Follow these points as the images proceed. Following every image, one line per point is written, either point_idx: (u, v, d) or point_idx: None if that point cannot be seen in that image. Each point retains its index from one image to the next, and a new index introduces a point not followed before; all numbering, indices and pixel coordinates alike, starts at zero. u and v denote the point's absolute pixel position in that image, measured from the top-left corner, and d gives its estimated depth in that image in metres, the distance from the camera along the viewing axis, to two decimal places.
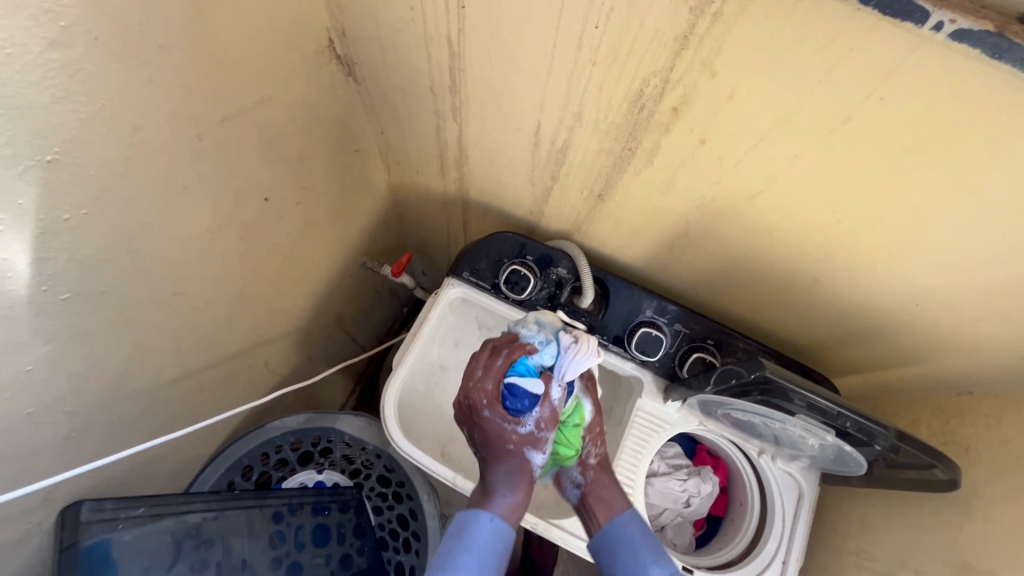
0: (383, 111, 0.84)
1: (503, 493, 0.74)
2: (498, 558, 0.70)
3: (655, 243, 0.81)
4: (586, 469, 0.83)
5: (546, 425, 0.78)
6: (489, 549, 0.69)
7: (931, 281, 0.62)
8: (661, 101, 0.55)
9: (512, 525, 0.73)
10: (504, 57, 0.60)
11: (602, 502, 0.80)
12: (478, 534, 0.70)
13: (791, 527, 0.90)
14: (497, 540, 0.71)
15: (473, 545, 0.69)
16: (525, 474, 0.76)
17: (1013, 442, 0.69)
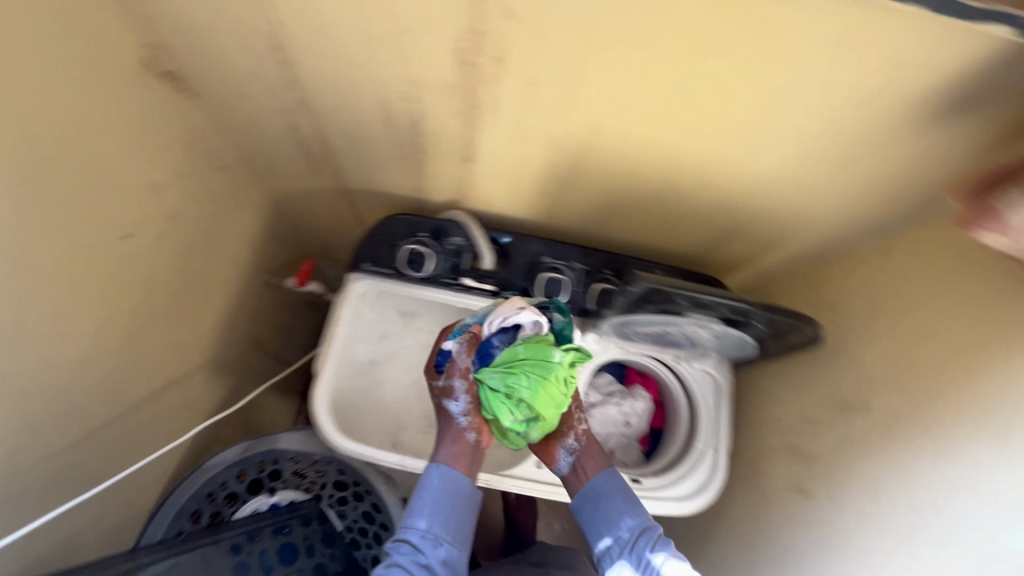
0: (232, 120, 0.81)
1: (449, 444, 0.80)
2: (453, 499, 0.75)
3: (532, 190, 0.85)
4: (578, 434, 0.85)
5: (456, 373, 0.82)
6: (439, 492, 0.75)
7: (763, 168, 0.69)
8: (483, 53, 0.57)
9: (456, 470, 0.77)
10: (327, 42, 0.60)
11: (591, 458, 0.83)
12: (429, 480, 0.76)
13: (716, 417, 0.99)
14: (446, 484, 0.75)
15: (424, 490, 0.75)
16: (456, 426, 0.81)
17: (862, 289, 0.79)
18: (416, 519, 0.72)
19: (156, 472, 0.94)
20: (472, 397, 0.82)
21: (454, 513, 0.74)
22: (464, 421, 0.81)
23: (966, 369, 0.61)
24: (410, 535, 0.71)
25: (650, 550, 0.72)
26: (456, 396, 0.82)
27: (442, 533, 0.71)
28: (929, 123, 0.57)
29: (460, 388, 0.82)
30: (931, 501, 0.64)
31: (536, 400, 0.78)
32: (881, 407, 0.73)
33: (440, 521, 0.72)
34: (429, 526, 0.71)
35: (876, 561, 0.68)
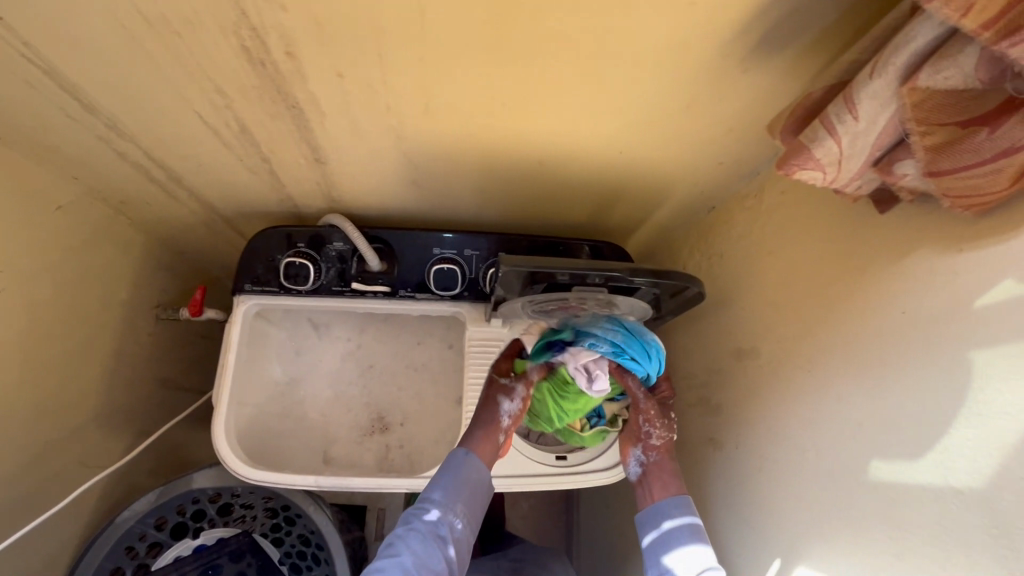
0: (53, 157, 0.74)
1: (484, 429, 0.79)
2: (473, 489, 0.74)
3: (400, 182, 0.80)
4: (648, 451, 0.80)
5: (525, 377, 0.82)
6: (465, 474, 0.74)
7: (614, 128, 0.66)
8: (270, 50, 0.52)
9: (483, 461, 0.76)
10: (104, 60, 0.54)
11: (658, 483, 0.77)
12: (455, 459, 0.76)
13: None
14: (472, 468, 0.75)
15: (450, 465, 0.75)
16: (498, 421, 0.80)
17: (744, 234, 0.78)
18: (437, 490, 0.72)
19: (61, 536, 0.88)
20: (523, 402, 0.81)
21: (473, 495, 0.74)
22: (506, 423, 0.80)
23: (827, 302, 0.60)
24: (429, 505, 0.71)
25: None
26: (513, 397, 0.81)
27: (460, 510, 0.72)
28: (749, 59, 0.54)
29: (519, 392, 0.82)
30: (796, 440, 0.63)
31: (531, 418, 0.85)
32: (764, 351, 0.71)
33: (461, 500, 0.72)
34: (449, 499, 0.72)
35: (763, 507, 0.68)
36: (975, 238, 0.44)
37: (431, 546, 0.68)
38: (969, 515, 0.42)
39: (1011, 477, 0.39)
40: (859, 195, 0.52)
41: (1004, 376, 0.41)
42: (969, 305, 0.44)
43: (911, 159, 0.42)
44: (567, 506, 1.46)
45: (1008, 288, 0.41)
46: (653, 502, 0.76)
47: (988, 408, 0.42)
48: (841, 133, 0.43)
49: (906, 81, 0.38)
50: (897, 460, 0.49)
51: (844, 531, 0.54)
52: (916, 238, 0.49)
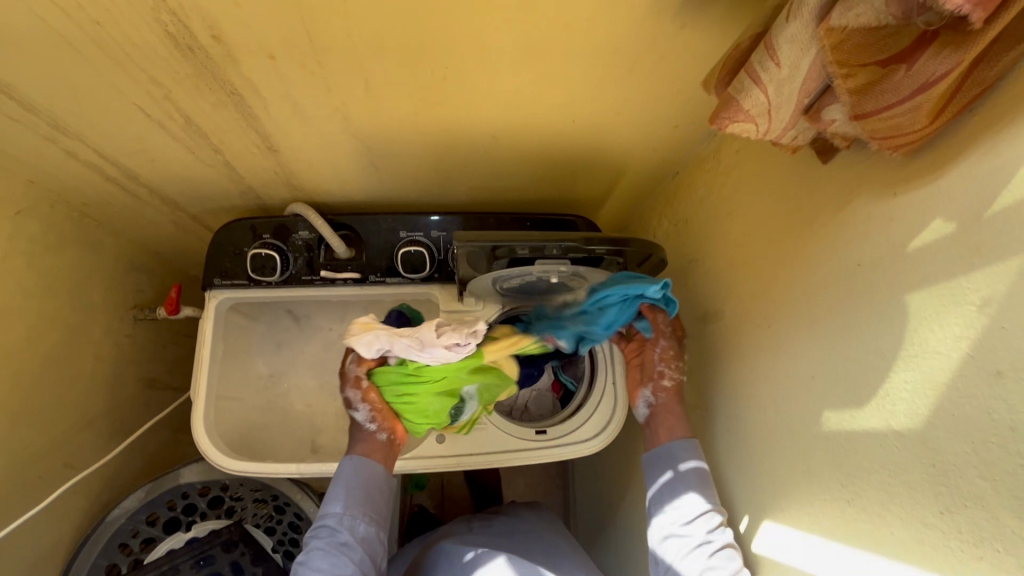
0: (4, 160, 0.74)
1: (363, 441, 0.83)
2: (366, 487, 0.79)
3: (357, 166, 0.80)
4: (658, 390, 0.77)
5: (352, 384, 0.81)
6: (355, 481, 0.79)
7: (561, 97, 0.66)
8: (195, 34, 0.52)
9: (370, 460, 0.81)
10: (32, 56, 0.54)
11: (667, 424, 0.75)
12: (343, 469, 0.80)
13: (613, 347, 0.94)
14: (360, 472, 0.80)
15: (340, 477, 0.80)
16: (364, 430, 0.83)
17: (705, 196, 0.78)
18: (333, 503, 0.78)
19: (50, 537, 0.89)
20: (370, 404, 0.81)
21: (370, 495, 0.79)
22: (371, 426, 0.82)
23: (781, 257, 0.60)
24: (328, 519, 0.77)
25: (707, 530, 0.64)
26: (355, 407, 0.81)
27: (359, 513, 0.78)
28: (684, 15, 0.53)
29: (355, 398, 0.81)
30: (757, 399, 0.64)
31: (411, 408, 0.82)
32: (727, 313, 0.71)
33: (357, 504, 0.78)
34: (345, 507, 0.78)
35: (729, 466, 0.69)
36: (906, 180, 0.44)
37: (336, 556, 0.74)
38: (907, 457, 0.43)
39: (942, 416, 0.40)
40: (802, 146, 0.52)
41: (934, 316, 0.41)
42: (902, 249, 0.44)
43: (838, 104, 0.41)
44: (563, 482, 1.47)
45: (938, 228, 0.40)
46: (661, 445, 0.73)
47: (920, 349, 0.42)
48: (766, 82, 0.42)
49: (822, 22, 0.37)
50: (843, 409, 0.49)
51: (800, 483, 0.55)
52: (857, 184, 0.49)
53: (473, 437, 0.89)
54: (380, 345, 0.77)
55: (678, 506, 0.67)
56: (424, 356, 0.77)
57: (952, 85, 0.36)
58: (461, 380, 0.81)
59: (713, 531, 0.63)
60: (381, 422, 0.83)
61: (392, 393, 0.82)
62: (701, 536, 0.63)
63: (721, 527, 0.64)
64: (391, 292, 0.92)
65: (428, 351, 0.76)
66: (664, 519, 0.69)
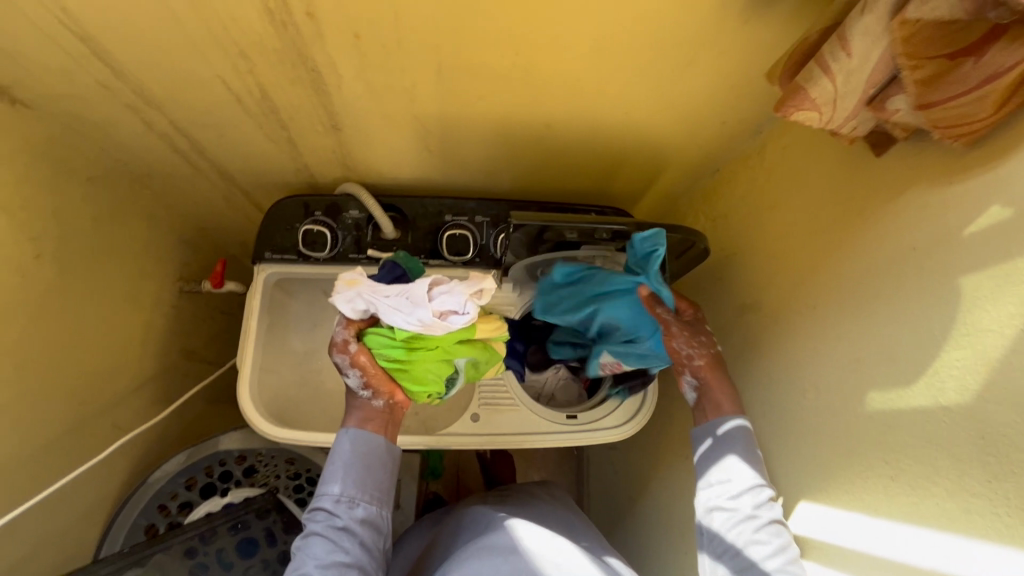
0: (84, 127, 0.78)
1: (360, 410, 0.76)
2: (366, 463, 0.72)
3: (412, 148, 0.83)
4: (694, 369, 0.75)
5: (339, 348, 0.73)
6: (353, 460, 0.72)
7: (620, 88, 0.69)
8: (292, 10, 0.55)
9: (369, 432, 0.74)
10: (137, 26, 0.58)
11: (712, 403, 0.73)
12: (341, 445, 0.73)
13: None
14: (359, 447, 0.73)
15: (337, 454, 0.72)
16: (359, 400, 0.75)
17: (747, 192, 0.80)
18: (331, 484, 0.71)
19: (97, 493, 0.93)
20: (363, 369, 0.73)
21: (370, 473, 0.72)
22: (366, 393, 0.74)
23: (828, 248, 0.62)
24: (324, 501, 0.70)
25: (753, 504, 0.63)
26: (346, 373, 0.73)
27: (358, 494, 0.70)
28: (750, 11, 0.56)
29: (344, 363, 0.73)
30: (797, 384, 0.66)
31: (409, 375, 0.75)
32: (767, 303, 0.74)
33: (354, 484, 0.71)
34: (343, 488, 0.70)
35: (763, 451, 0.71)
36: (964, 170, 0.47)
37: (334, 542, 0.67)
38: (958, 430, 0.45)
39: (994, 389, 0.42)
40: (858, 137, 0.55)
41: (989, 297, 0.43)
42: (958, 234, 0.46)
43: (903, 94, 0.44)
44: (579, 477, 1.49)
45: (995, 214, 0.43)
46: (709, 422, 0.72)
47: (973, 327, 0.44)
48: (835, 71, 0.45)
49: (897, 15, 0.40)
50: (890, 388, 0.52)
51: (842, 463, 0.57)
52: (912, 176, 0.52)
53: (505, 417, 0.92)
54: (366, 305, 0.71)
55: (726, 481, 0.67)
56: (411, 322, 0.69)
57: (1016, 78, 0.39)
58: (456, 351, 0.74)
59: (759, 507, 0.63)
60: (375, 391, 0.74)
61: (388, 360, 0.74)
62: (748, 509, 0.63)
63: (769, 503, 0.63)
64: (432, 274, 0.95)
65: (413, 318, 0.69)
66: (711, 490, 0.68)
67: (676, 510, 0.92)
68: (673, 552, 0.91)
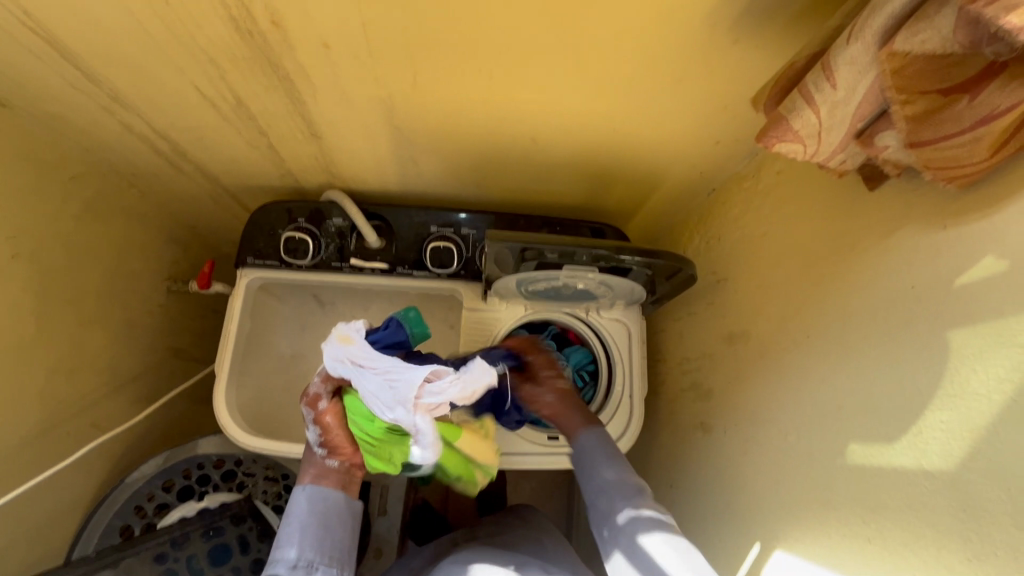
0: (64, 126, 0.77)
1: (313, 465, 0.72)
2: (323, 518, 0.68)
3: (394, 158, 0.81)
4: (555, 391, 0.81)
5: (309, 401, 0.71)
6: (311, 519, 0.67)
7: (605, 104, 0.66)
8: (256, 18, 0.53)
9: (324, 490, 0.70)
10: (102, 30, 0.56)
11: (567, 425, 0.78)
12: (297, 506, 0.68)
13: (632, 361, 0.91)
14: (315, 506, 0.68)
15: (292, 514, 0.67)
16: (317, 454, 0.72)
17: (739, 217, 0.77)
18: (287, 550, 0.64)
19: (72, 493, 0.92)
20: (326, 428, 0.71)
21: (328, 533, 0.67)
22: (321, 450, 0.72)
23: (817, 283, 0.59)
24: (279, 567, 0.63)
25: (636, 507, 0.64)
26: (310, 427, 0.72)
27: (317, 557, 0.64)
28: (738, 31, 0.53)
29: (308, 416, 0.71)
30: (779, 425, 0.62)
31: (373, 451, 0.70)
32: (755, 335, 0.70)
33: (313, 545, 0.65)
34: (299, 551, 0.64)
35: (742, 490, 0.67)
36: (961, 213, 0.43)
37: None
38: (939, 499, 0.41)
39: (979, 459, 0.39)
40: (850, 169, 0.51)
41: (977, 356, 0.40)
42: (949, 284, 0.43)
43: (893, 130, 0.41)
44: (569, 494, 1.45)
45: (989, 265, 0.40)
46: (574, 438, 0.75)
47: (960, 388, 0.41)
48: (819, 103, 0.42)
49: (884, 46, 0.37)
50: (873, 443, 0.48)
51: (819, 514, 0.54)
52: (907, 214, 0.48)
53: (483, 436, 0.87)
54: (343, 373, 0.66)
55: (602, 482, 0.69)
56: (385, 413, 0.66)
57: (1014, 122, 0.35)
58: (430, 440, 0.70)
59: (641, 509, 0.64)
60: (333, 452, 0.72)
61: (359, 427, 0.70)
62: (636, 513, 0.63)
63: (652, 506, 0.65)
64: (415, 285, 0.93)
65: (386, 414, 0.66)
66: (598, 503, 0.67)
67: None
68: None
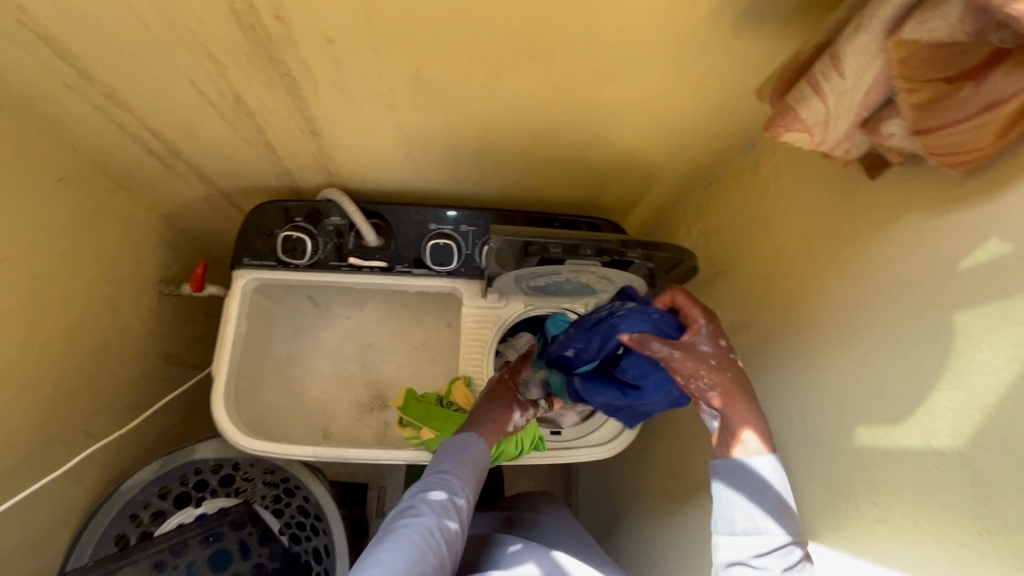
0: (51, 125, 0.75)
1: (495, 424, 0.76)
2: (479, 470, 0.70)
3: (394, 155, 0.81)
4: (711, 399, 0.60)
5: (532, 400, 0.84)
6: (474, 455, 0.71)
7: (608, 99, 0.66)
8: (259, 12, 0.53)
9: (486, 445, 0.73)
10: (99, 26, 0.55)
11: (736, 435, 0.58)
12: (463, 437, 0.73)
13: None
14: (477, 449, 0.72)
15: (457, 443, 0.72)
16: (507, 424, 0.78)
17: (737, 210, 0.78)
18: (447, 463, 0.68)
19: (65, 502, 0.90)
20: (523, 420, 0.81)
21: (474, 478, 0.69)
22: (517, 422, 0.80)
23: (819, 272, 0.60)
24: (444, 476, 0.67)
25: (784, 567, 0.52)
26: (526, 411, 0.81)
27: (466, 485, 0.67)
28: (740, 24, 0.54)
29: (530, 410, 0.82)
30: (785, 412, 0.63)
31: (511, 448, 0.83)
32: (757, 325, 0.71)
33: (473, 476, 0.69)
34: (459, 471, 0.68)
35: None
36: (963, 198, 0.44)
37: (445, 511, 0.63)
38: (950, 476, 0.42)
39: (989, 436, 0.40)
40: (852, 159, 0.52)
41: (985, 335, 0.41)
42: (953, 267, 0.44)
43: (899, 118, 0.42)
44: (565, 490, 1.46)
45: (992, 248, 0.41)
46: (732, 455, 0.57)
47: (968, 368, 0.42)
48: (827, 92, 0.44)
49: (891, 35, 0.38)
50: (881, 425, 0.49)
51: (827, 497, 0.55)
52: (908, 201, 0.49)
53: None
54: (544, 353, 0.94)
55: (759, 533, 0.53)
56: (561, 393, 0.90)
57: (1020, 107, 0.36)
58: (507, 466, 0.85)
59: (791, 569, 0.52)
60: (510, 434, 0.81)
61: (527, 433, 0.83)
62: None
63: (800, 561, 0.52)
64: (415, 284, 0.93)
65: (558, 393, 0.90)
66: (727, 539, 0.55)
67: (659, 531, 0.90)
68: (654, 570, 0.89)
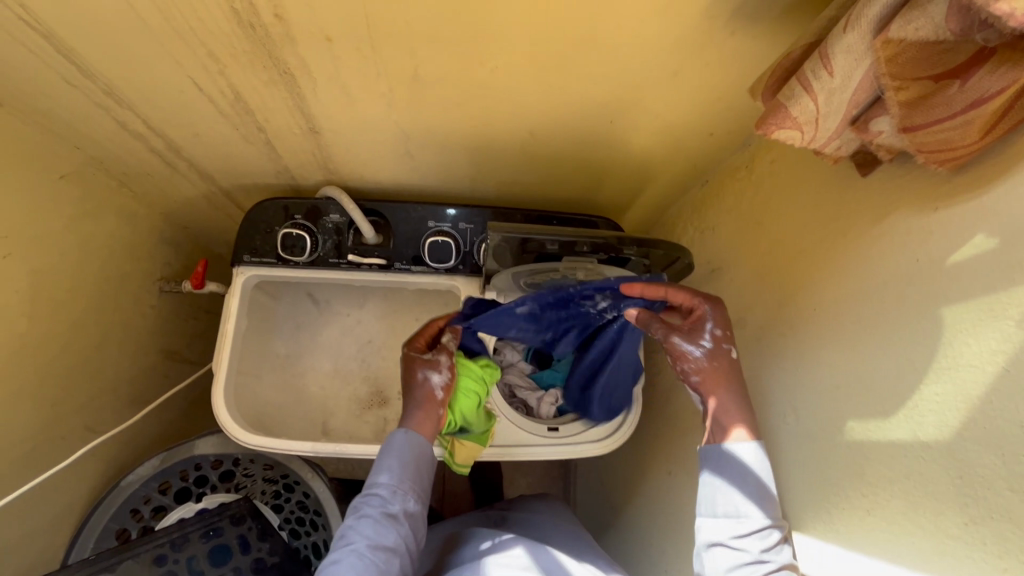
0: (53, 122, 0.76)
1: (421, 408, 0.78)
2: (417, 464, 0.75)
3: (393, 153, 0.82)
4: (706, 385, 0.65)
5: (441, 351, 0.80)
6: (408, 455, 0.74)
7: (604, 98, 0.67)
8: (259, 11, 0.53)
9: (422, 436, 0.76)
10: (101, 24, 0.56)
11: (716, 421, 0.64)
12: (394, 440, 0.76)
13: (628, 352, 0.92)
14: (412, 446, 0.75)
15: (391, 447, 0.75)
16: (432, 398, 0.78)
17: (732, 208, 0.79)
18: (382, 474, 0.73)
19: (67, 497, 0.91)
20: (447, 377, 0.79)
21: (415, 474, 0.74)
22: (439, 386, 0.78)
23: (812, 269, 0.60)
24: (378, 489, 0.72)
25: (760, 549, 0.57)
26: (440, 369, 0.79)
27: (402, 488, 0.72)
28: (735, 23, 0.54)
29: (444, 361, 0.79)
30: (778, 408, 0.64)
31: (464, 402, 0.80)
32: (751, 322, 0.72)
33: (408, 478, 0.73)
34: (396, 479, 0.73)
35: None
36: (951, 195, 0.45)
37: (382, 526, 0.69)
38: (936, 468, 0.43)
39: (974, 428, 0.40)
40: (844, 156, 0.53)
41: (972, 329, 0.41)
42: (942, 263, 0.45)
43: (886, 116, 0.43)
44: (563, 488, 1.47)
45: (979, 243, 0.42)
46: (717, 443, 0.63)
47: (955, 361, 0.43)
48: (817, 89, 0.44)
49: (878, 33, 0.38)
50: (870, 419, 0.50)
51: (818, 491, 0.56)
52: (899, 197, 0.50)
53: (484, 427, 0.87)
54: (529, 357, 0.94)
55: (737, 518, 0.60)
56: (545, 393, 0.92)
57: (1004, 105, 0.37)
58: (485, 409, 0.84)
59: (768, 551, 0.57)
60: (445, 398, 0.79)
61: (465, 380, 0.81)
62: (754, 555, 0.57)
63: (778, 545, 0.57)
64: (413, 280, 0.94)
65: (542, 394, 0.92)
66: (710, 522, 0.62)
67: (655, 527, 0.91)
68: (650, 565, 0.90)
